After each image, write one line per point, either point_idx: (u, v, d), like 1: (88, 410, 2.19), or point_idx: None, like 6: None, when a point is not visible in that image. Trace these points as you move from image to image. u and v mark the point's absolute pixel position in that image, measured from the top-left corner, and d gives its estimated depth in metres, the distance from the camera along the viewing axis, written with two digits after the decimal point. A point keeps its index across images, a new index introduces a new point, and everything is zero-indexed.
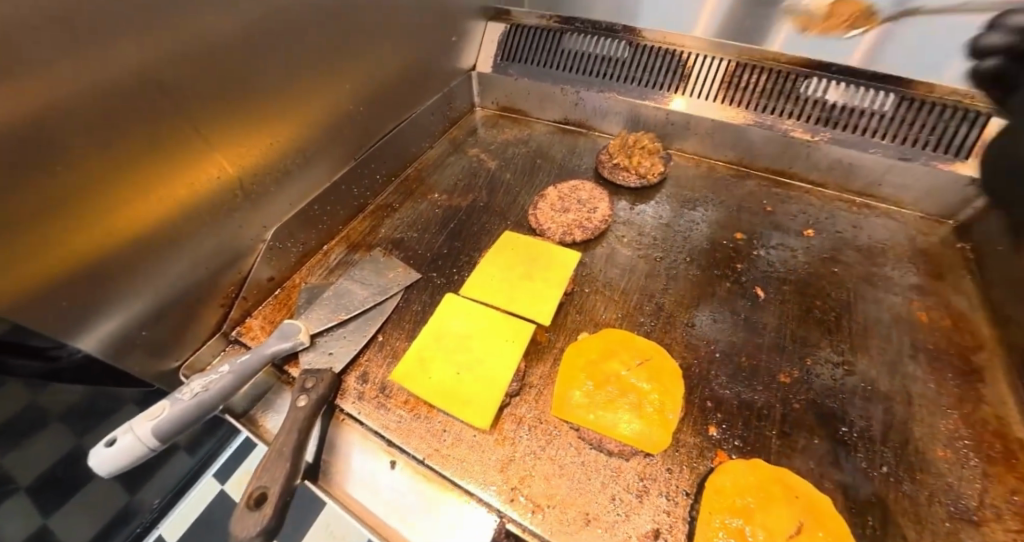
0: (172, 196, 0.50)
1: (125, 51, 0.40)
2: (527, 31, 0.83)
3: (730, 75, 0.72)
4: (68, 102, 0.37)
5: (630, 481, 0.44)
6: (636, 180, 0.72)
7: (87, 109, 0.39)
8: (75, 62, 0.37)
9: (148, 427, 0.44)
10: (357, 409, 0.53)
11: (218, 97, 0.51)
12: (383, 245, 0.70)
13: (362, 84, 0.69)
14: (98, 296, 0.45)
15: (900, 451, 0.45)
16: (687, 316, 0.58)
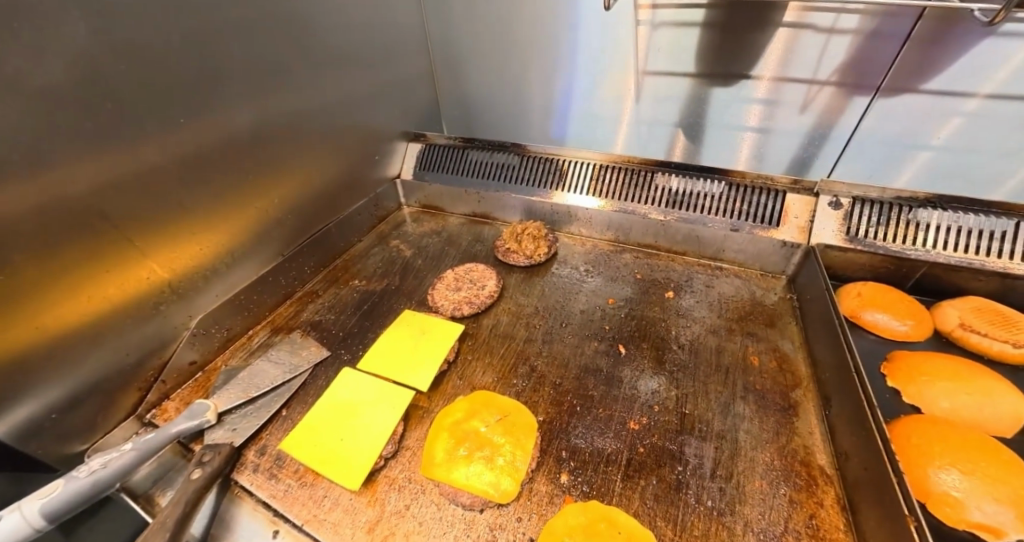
0: (102, 296, 0.60)
1: (66, 190, 0.53)
2: (438, 149, 1.02)
3: (598, 172, 0.89)
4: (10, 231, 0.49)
5: (481, 532, 0.48)
6: (525, 260, 0.84)
7: (26, 234, 0.50)
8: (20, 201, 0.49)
9: (37, 506, 0.48)
10: (250, 481, 0.58)
11: (152, 216, 0.63)
12: (302, 327, 0.79)
13: (291, 195, 0.83)
14: (16, 386, 0.52)
15: (724, 485, 0.50)
16: (556, 374, 0.65)
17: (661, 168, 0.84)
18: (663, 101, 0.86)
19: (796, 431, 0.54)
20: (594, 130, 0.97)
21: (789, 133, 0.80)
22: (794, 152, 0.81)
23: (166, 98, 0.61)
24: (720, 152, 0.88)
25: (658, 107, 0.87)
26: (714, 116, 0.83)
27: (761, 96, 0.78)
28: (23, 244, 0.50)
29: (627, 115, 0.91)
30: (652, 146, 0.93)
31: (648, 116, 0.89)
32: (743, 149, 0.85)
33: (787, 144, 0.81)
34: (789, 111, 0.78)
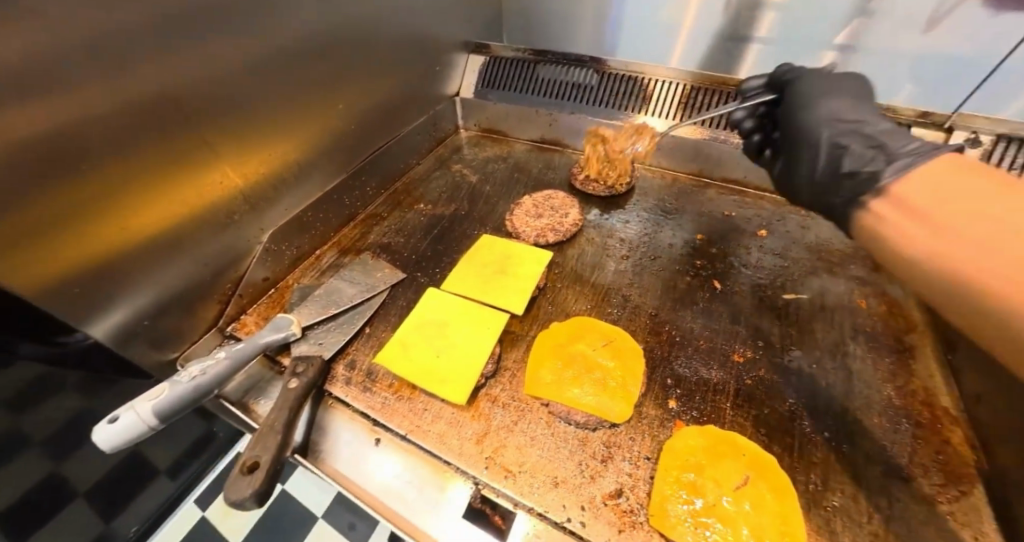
0: (183, 201, 0.56)
1: (142, 73, 0.47)
2: (505, 62, 0.93)
3: (687, 96, 0.80)
4: (91, 114, 0.43)
5: (596, 449, 0.48)
6: (605, 191, 0.80)
7: (111, 119, 0.45)
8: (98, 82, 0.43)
9: (148, 407, 0.48)
10: (345, 393, 0.57)
11: (228, 114, 0.58)
12: (371, 248, 0.76)
13: (354, 104, 0.76)
14: (111, 289, 0.50)
15: (841, 418, 0.49)
16: (650, 307, 0.63)
17: None
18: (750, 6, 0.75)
19: (913, 372, 0.53)
20: (654, 39, 0.86)
21: (886, 56, 0.71)
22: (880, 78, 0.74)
23: None
24: None
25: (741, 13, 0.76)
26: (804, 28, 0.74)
27: (863, 7, 0.68)
28: (107, 134, 0.45)
29: (697, 23, 0.81)
30: (716, 60, 0.84)
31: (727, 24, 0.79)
32: (825, 70, 0.76)
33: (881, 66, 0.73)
34: (897, 28, 0.69)
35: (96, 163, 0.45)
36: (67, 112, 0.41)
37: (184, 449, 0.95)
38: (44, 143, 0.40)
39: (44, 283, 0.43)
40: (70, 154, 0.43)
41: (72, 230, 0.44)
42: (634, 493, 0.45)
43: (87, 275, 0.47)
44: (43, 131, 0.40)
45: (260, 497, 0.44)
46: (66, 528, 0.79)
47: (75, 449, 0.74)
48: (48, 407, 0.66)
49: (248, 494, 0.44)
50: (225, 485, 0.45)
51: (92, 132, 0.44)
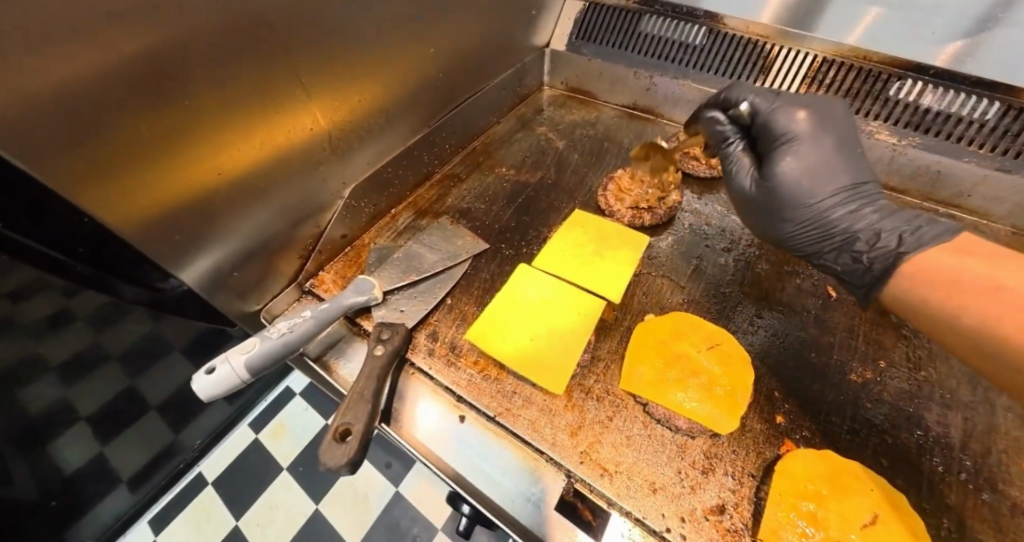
0: (272, 142, 0.53)
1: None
2: (604, 11, 0.82)
3: (817, 69, 0.70)
4: (188, 38, 0.39)
5: (696, 458, 0.45)
6: (706, 170, 0.71)
7: (207, 45, 0.41)
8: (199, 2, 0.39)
9: (242, 360, 0.48)
10: (427, 365, 0.56)
11: (320, 49, 0.53)
12: (450, 213, 0.72)
13: (445, 50, 0.69)
14: (199, 231, 0.48)
15: (980, 460, 0.44)
16: (754, 307, 0.58)
17: (912, 75, 0.64)
18: None
19: None
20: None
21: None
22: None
23: None
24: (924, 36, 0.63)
25: None
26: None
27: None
28: (201, 61, 0.41)
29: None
30: (821, 17, 0.68)
31: None
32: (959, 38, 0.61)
33: None
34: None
35: (187, 93, 0.41)
36: (163, 32, 0.37)
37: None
38: (139, 67, 0.37)
39: (143, 217, 0.42)
40: (169, 80, 0.39)
41: (160, 162, 0.41)
42: (738, 512, 0.42)
43: (174, 213, 0.45)
44: (141, 55, 0.36)
45: (354, 466, 0.44)
46: (144, 440, 0.85)
47: (154, 373, 0.78)
48: (132, 329, 0.68)
49: (343, 462, 0.43)
50: (320, 450, 0.44)
51: (187, 59, 0.40)
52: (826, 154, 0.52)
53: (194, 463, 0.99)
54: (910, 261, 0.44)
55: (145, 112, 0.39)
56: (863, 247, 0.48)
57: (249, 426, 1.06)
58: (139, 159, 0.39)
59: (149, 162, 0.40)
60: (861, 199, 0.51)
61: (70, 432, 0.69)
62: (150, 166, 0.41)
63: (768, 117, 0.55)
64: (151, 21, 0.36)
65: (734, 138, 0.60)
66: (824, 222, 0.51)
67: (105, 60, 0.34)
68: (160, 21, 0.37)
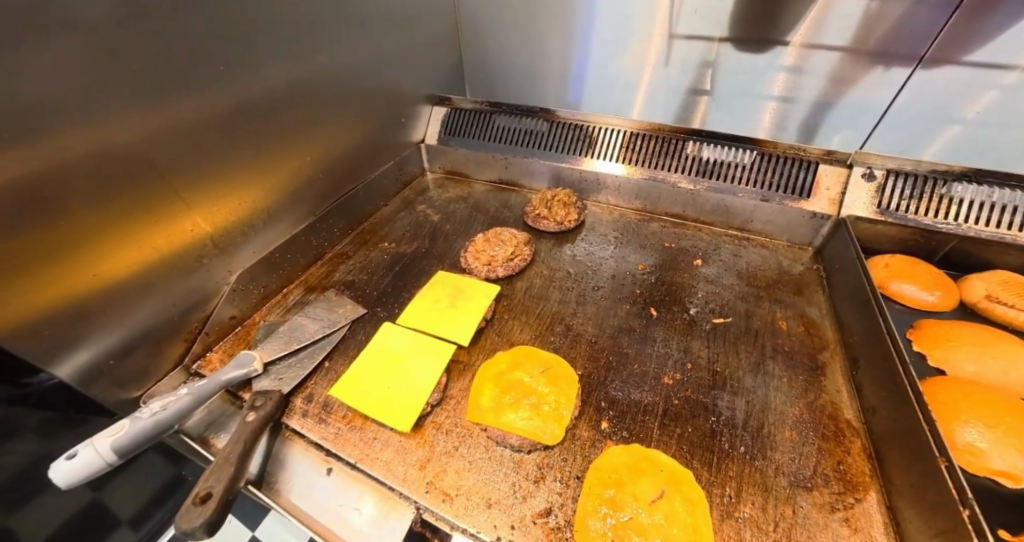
0: (154, 245, 0.61)
1: (113, 133, 0.53)
2: (465, 113, 1.03)
3: (628, 140, 0.90)
4: (59, 175, 0.49)
5: (529, 470, 0.51)
6: (555, 227, 0.86)
7: (78, 173, 0.51)
8: (67, 143, 0.49)
9: (108, 443, 0.51)
10: (300, 425, 0.60)
11: (200, 167, 0.64)
12: (336, 286, 0.80)
13: (324, 154, 0.84)
14: (74, 328, 0.53)
15: (756, 433, 0.54)
16: (591, 333, 0.68)
17: (692, 137, 0.85)
18: (689, 67, 0.87)
19: (824, 388, 0.58)
20: (609, 92, 0.99)
21: (813, 103, 0.82)
22: (806, 124, 0.85)
23: (204, 48, 0.60)
24: (740, 123, 0.90)
25: (682, 74, 0.89)
26: (737, 82, 0.85)
27: (789, 64, 0.80)
28: (71, 186, 0.50)
29: (645, 79, 0.93)
30: (668, 111, 0.95)
31: (674, 81, 0.91)
32: (765, 119, 0.87)
33: (810, 115, 0.83)
34: (819, 81, 0.80)
35: (57, 213, 0.49)
36: (37, 168, 0.47)
37: (150, 495, 0.93)
38: (10, 196, 0.45)
39: (15, 323, 0.48)
40: (38, 205, 0.48)
41: (29, 269, 0.48)
42: (562, 511, 0.48)
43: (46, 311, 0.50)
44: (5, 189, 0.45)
45: (210, 528, 0.47)
46: None
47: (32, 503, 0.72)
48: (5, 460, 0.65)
49: (198, 523, 0.46)
50: (177, 515, 0.47)
51: (58, 184, 0.49)
52: None
53: None
54: None
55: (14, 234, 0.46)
56: None
57: None
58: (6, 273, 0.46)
59: (17, 274, 0.47)
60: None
61: None
62: (20, 277, 0.47)
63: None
64: (20, 160, 0.45)
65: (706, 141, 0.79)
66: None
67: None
68: (29, 159, 0.46)
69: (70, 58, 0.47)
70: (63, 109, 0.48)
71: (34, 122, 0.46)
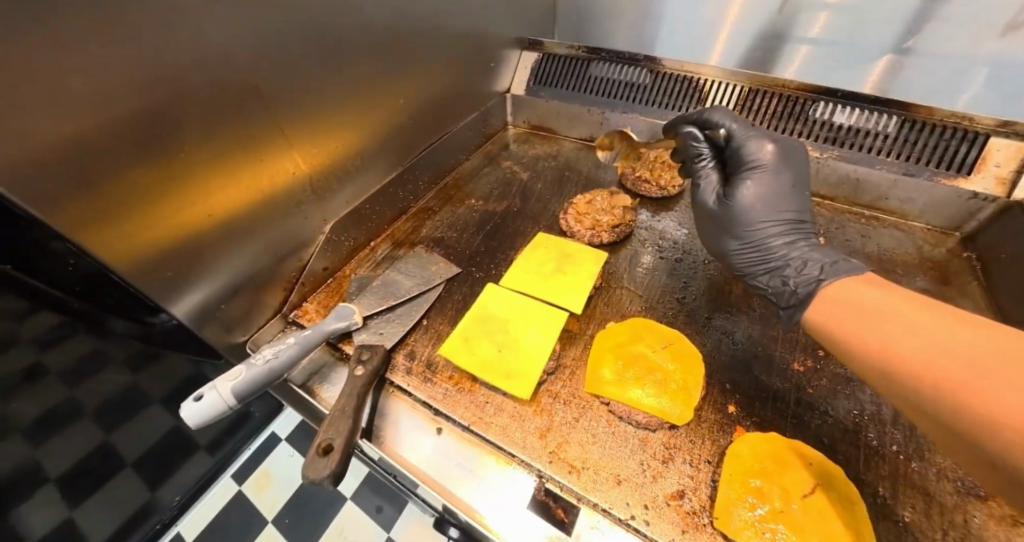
0: (257, 186, 0.58)
1: (226, 59, 0.49)
2: (559, 59, 0.96)
3: (745, 98, 0.81)
4: (178, 102, 0.46)
5: (657, 449, 0.49)
6: (656, 192, 0.79)
7: (195, 102, 0.47)
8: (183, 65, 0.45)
9: (229, 387, 0.51)
10: (405, 382, 0.59)
11: (298, 101, 0.59)
12: (425, 242, 0.77)
13: (413, 98, 0.78)
14: (190, 268, 0.52)
15: (908, 432, 0.49)
16: (706, 310, 0.63)
17: (825, 98, 0.75)
18: (805, 6, 0.74)
19: None
20: (693, 34, 0.87)
21: (949, 56, 0.70)
22: (945, 84, 0.72)
23: None
24: (846, 74, 0.78)
25: (793, 13, 0.76)
26: (858, 25, 0.72)
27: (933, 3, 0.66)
28: (189, 118, 0.47)
29: (740, 19, 0.80)
30: (763, 59, 0.83)
31: (779, 23, 0.78)
32: (876, 70, 0.75)
33: (939, 69, 0.71)
34: (970, 28, 0.66)
35: (175, 145, 0.47)
36: (158, 93, 0.44)
37: (223, 425, 0.99)
38: (135, 122, 0.42)
39: (138, 257, 0.46)
40: (160, 134, 0.45)
41: (152, 201, 0.46)
42: (696, 496, 0.45)
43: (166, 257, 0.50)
44: (130, 116, 0.42)
45: (336, 478, 0.46)
46: (120, 498, 0.81)
47: (130, 426, 0.75)
48: (108, 384, 0.67)
49: (325, 474, 0.46)
50: (303, 464, 0.47)
51: (175, 115, 0.46)
52: (780, 185, 0.58)
53: (171, 522, 0.96)
54: (826, 287, 0.47)
55: (136, 164, 0.44)
56: (791, 273, 0.52)
57: (233, 477, 1.04)
58: (131, 205, 0.44)
59: (139, 207, 0.45)
60: (772, 235, 0.57)
61: (38, 497, 0.65)
62: (143, 211, 0.45)
63: (740, 143, 0.61)
64: (144, 82, 0.42)
65: (706, 157, 0.65)
66: (764, 248, 0.57)
67: (100, 122, 0.40)
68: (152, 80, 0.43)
69: None
70: (181, 29, 0.44)
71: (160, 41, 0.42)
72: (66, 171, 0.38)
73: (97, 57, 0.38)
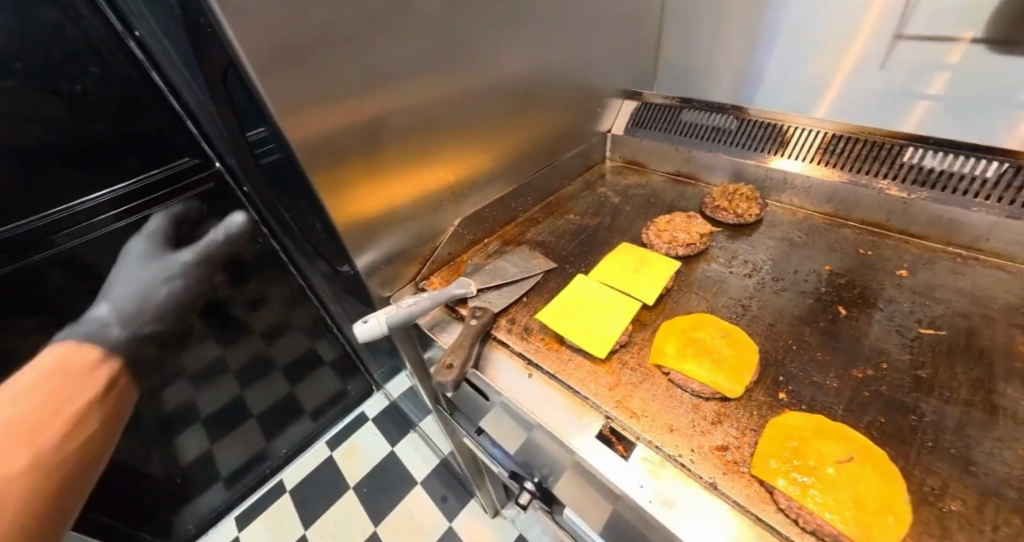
0: (421, 184, 0.81)
1: (420, 95, 0.73)
2: (654, 107, 1.16)
3: (827, 142, 0.90)
4: (387, 119, 0.69)
5: (707, 413, 0.58)
6: (734, 218, 0.92)
7: (396, 120, 0.71)
8: (395, 96, 0.69)
9: (385, 318, 0.71)
10: (505, 337, 0.73)
11: (459, 128, 0.83)
12: (529, 243, 0.96)
13: (536, 132, 1.00)
14: (370, 230, 0.75)
15: (970, 443, 0.51)
16: (770, 317, 0.71)
17: (915, 144, 0.79)
18: (918, 68, 0.82)
19: None
20: (808, 95, 0.98)
21: None
22: None
23: (481, 39, 0.78)
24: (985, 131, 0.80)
25: (910, 75, 0.83)
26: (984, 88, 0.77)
27: None
28: (392, 129, 0.71)
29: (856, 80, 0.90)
30: (886, 114, 0.89)
31: (894, 83, 0.86)
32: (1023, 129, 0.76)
33: None
34: None
35: (380, 145, 0.70)
36: (379, 113, 0.68)
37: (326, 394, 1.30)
38: (363, 129, 0.66)
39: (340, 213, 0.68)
40: (374, 138, 0.69)
41: (359, 178, 0.69)
42: (739, 450, 0.54)
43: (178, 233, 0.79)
44: (360, 125, 0.66)
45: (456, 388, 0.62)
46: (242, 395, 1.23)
47: None
48: None
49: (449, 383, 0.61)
50: (433, 374, 0.63)
51: (385, 127, 0.70)
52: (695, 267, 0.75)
53: None
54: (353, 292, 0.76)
55: (353, 153, 0.67)
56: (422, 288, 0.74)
57: None
58: (344, 177, 0.67)
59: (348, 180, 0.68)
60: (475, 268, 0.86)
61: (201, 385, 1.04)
62: (351, 183, 0.68)
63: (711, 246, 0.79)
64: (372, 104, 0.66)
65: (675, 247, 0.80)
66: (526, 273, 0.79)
67: (346, 128, 0.64)
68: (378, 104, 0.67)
69: (411, 40, 0.67)
70: (401, 76, 0.68)
71: (387, 83, 0.67)
72: (324, 151, 0.62)
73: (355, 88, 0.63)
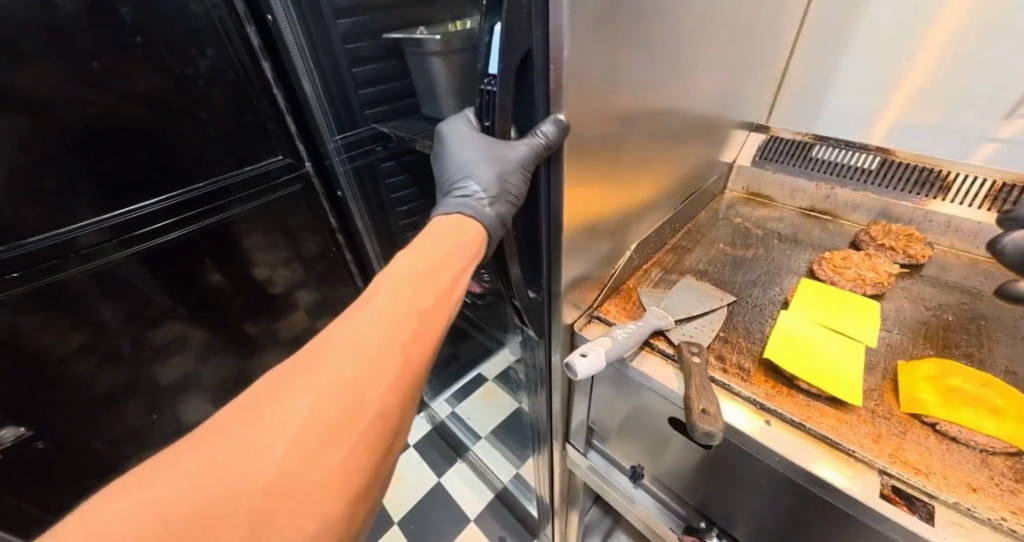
0: (624, 200, 0.75)
1: (648, 106, 0.67)
2: (782, 142, 1.13)
3: (998, 190, 0.87)
4: (623, 128, 0.63)
5: (1004, 472, 0.52)
6: (904, 259, 0.89)
7: (628, 130, 0.65)
8: (635, 105, 0.63)
9: (608, 351, 0.61)
10: (724, 377, 0.66)
11: (659, 145, 0.78)
12: (692, 271, 0.91)
13: (696, 156, 0.96)
14: (581, 246, 0.68)
15: None
16: (1004, 365, 0.67)
17: None
18: None
19: None
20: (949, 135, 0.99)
21: None
22: None
23: (696, 54, 0.74)
24: None
25: None
26: None
27: None
28: (624, 138, 0.65)
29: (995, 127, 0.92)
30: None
31: None
32: None
33: None
34: None
35: (611, 154, 0.64)
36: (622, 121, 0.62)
37: None
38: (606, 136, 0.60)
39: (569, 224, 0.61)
40: (610, 145, 0.62)
41: (590, 188, 0.62)
42: None
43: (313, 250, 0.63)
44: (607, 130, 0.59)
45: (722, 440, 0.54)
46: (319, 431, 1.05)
47: None
48: None
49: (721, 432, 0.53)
50: (693, 423, 0.55)
51: (620, 135, 0.64)
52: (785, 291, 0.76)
53: None
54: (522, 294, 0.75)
55: (592, 160, 0.60)
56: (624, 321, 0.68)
57: None
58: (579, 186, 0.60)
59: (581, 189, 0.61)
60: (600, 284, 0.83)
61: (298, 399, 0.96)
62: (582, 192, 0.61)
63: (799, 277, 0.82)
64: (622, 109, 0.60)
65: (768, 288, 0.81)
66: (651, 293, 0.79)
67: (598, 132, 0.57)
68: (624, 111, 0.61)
69: (659, 49, 0.62)
70: (644, 84, 0.63)
71: (634, 90, 0.61)
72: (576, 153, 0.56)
73: (616, 91, 0.57)
